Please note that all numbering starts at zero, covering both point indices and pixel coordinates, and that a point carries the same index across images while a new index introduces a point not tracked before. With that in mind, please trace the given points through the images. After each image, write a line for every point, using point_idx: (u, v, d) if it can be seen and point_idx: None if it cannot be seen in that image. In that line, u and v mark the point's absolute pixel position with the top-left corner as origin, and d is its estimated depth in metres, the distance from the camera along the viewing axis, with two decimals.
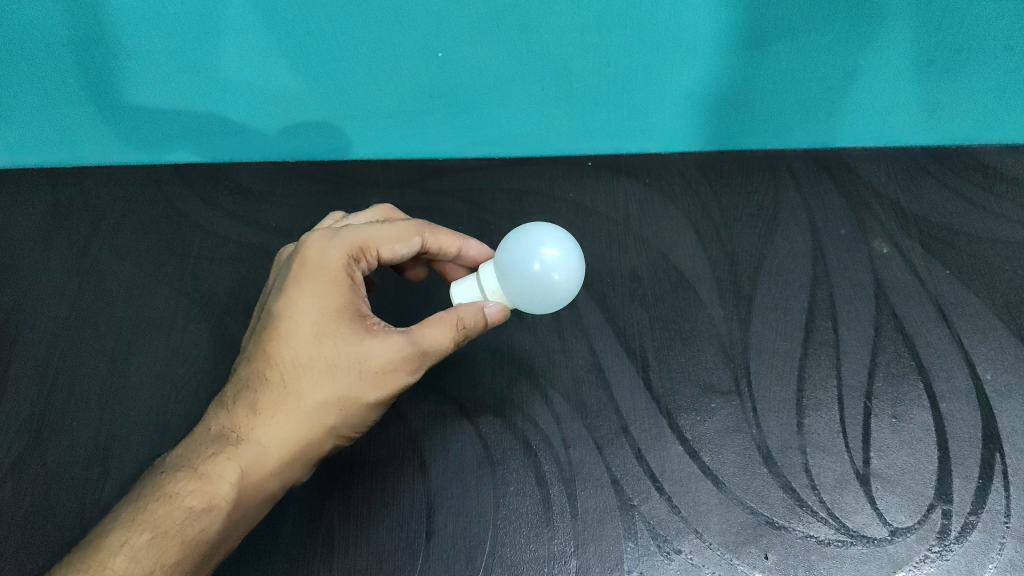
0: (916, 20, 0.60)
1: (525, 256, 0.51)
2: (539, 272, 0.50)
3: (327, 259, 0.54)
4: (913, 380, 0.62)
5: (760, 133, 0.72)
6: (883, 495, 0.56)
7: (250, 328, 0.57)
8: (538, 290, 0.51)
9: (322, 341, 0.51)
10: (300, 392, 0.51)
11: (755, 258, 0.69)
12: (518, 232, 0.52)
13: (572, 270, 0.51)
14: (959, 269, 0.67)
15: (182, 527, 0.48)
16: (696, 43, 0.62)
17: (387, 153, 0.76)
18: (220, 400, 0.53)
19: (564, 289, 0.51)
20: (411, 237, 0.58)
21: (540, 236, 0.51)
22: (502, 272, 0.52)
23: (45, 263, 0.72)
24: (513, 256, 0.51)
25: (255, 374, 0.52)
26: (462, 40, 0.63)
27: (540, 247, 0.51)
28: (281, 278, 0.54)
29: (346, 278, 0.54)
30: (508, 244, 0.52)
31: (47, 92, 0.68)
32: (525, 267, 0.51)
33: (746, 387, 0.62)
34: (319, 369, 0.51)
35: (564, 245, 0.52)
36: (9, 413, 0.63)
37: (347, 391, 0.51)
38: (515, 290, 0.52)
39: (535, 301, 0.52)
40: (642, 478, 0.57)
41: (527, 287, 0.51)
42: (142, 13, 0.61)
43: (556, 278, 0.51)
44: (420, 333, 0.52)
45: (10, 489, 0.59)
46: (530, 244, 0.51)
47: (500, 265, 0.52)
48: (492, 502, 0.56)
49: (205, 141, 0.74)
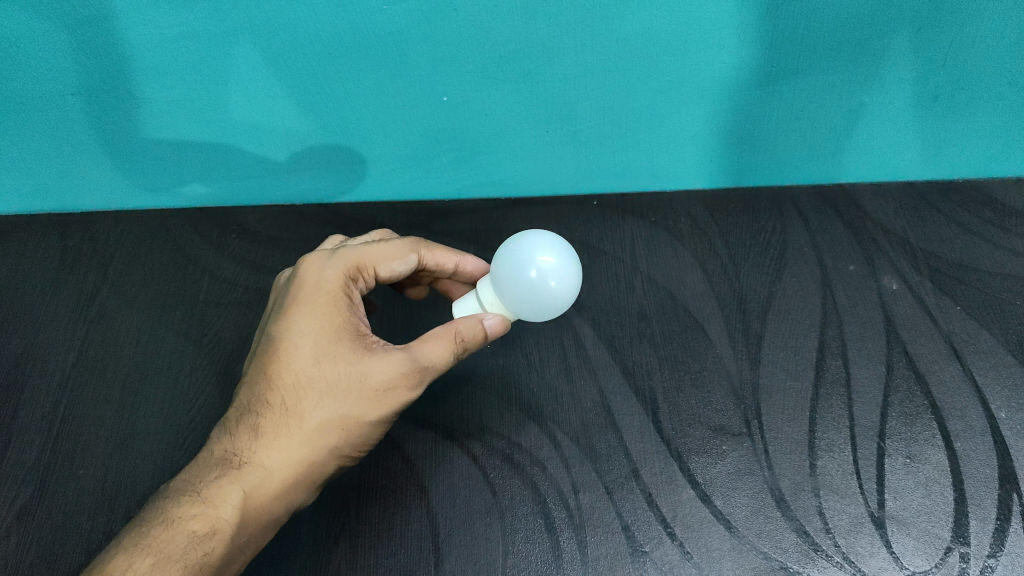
0: (919, 58, 0.61)
1: (520, 264, 0.50)
2: (535, 279, 0.50)
3: (324, 280, 0.54)
4: (927, 420, 0.61)
5: (766, 171, 0.72)
6: (899, 538, 0.55)
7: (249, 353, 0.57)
8: (534, 298, 0.51)
9: (321, 363, 0.52)
10: (301, 413, 0.51)
11: (764, 296, 0.69)
12: (514, 240, 0.51)
13: (569, 276, 0.51)
14: (971, 306, 0.67)
15: (185, 551, 0.47)
16: (699, 82, 0.63)
17: (395, 195, 0.77)
18: (222, 424, 0.53)
19: (561, 296, 0.51)
20: (408, 254, 0.58)
21: (536, 243, 0.50)
22: (498, 280, 0.52)
23: (53, 308, 0.73)
24: (509, 265, 0.51)
25: (257, 398, 0.52)
26: (466, 86, 0.64)
27: (535, 253, 0.50)
28: (280, 301, 0.55)
29: (344, 299, 0.54)
30: (503, 252, 0.52)
31: (56, 140, 0.69)
32: (520, 275, 0.50)
33: (758, 429, 0.61)
34: (320, 390, 0.51)
35: (559, 250, 0.51)
36: (16, 462, 0.63)
37: (347, 410, 0.51)
38: (510, 298, 0.52)
39: (533, 308, 0.52)
40: (652, 523, 0.57)
41: (523, 295, 0.51)
42: (154, 67, 0.62)
43: (554, 284, 0.50)
44: (419, 349, 0.52)
45: (15, 540, 0.59)
46: (526, 250, 0.50)
47: (496, 274, 0.52)
48: (501, 549, 0.56)
49: (214, 185, 0.75)
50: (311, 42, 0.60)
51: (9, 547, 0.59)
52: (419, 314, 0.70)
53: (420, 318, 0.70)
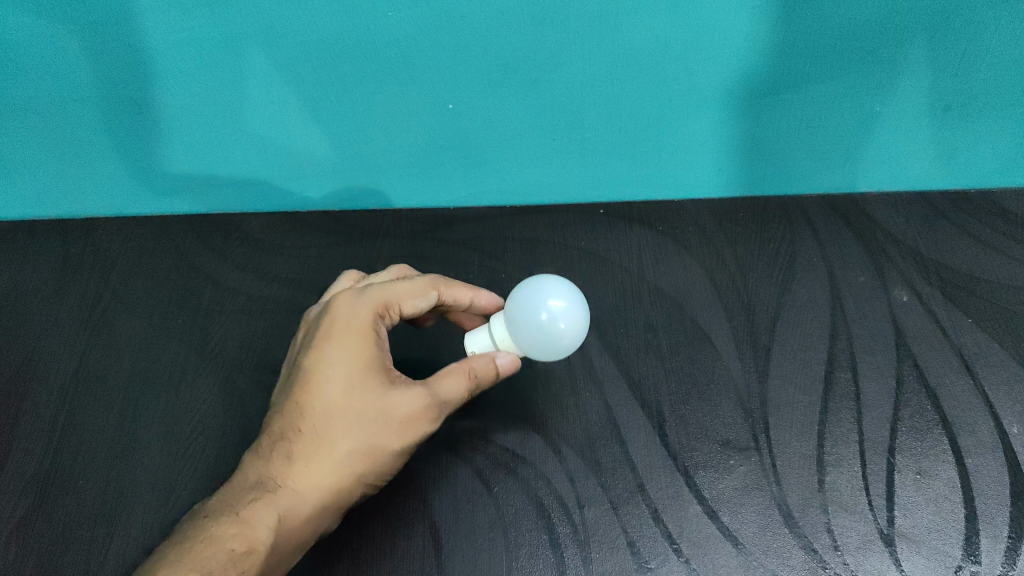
0: (933, 67, 0.60)
1: (530, 307, 0.51)
2: (546, 320, 0.50)
3: (355, 316, 0.54)
4: (937, 435, 0.60)
5: (774, 180, 0.72)
6: (908, 556, 0.54)
7: (275, 385, 0.57)
8: (545, 341, 0.51)
9: (351, 393, 0.52)
10: (332, 441, 0.51)
11: (772, 307, 0.68)
12: (527, 283, 0.52)
13: (578, 319, 0.51)
14: (982, 318, 0.66)
15: (224, 569, 0.46)
16: (704, 93, 0.63)
17: (399, 202, 0.76)
18: (252, 450, 0.52)
19: (571, 338, 0.51)
20: (429, 292, 0.57)
21: (547, 287, 0.51)
22: (510, 322, 0.52)
23: (56, 315, 0.72)
24: (521, 306, 0.51)
25: (290, 426, 0.51)
26: (471, 95, 0.64)
27: (546, 296, 0.51)
28: (310, 336, 0.55)
29: (373, 334, 0.54)
30: (515, 296, 0.52)
31: (59, 144, 0.69)
32: (531, 318, 0.51)
33: (765, 443, 0.60)
34: (350, 419, 0.51)
35: (569, 294, 0.51)
36: (16, 471, 0.62)
37: (375, 440, 0.51)
38: (523, 342, 0.52)
39: (544, 350, 0.52)
40: (658, 539, 0.56)
41: (535, 336, 0.51)
42: (163, 70, 0.62)
43: (564, 326, 0.50)
44: (440, 384, 0.53)
45: (14, 549, 0.58)
46: (537, 293, 0.51)
47: (509, 315, 0.52)
48: (505, 564, 0.55)
49: (217, 194, 0.75)
50: (319, 46, 0.60)
51: (7, 557, 0.58)
52: None
53: (424, 327, 0.69)
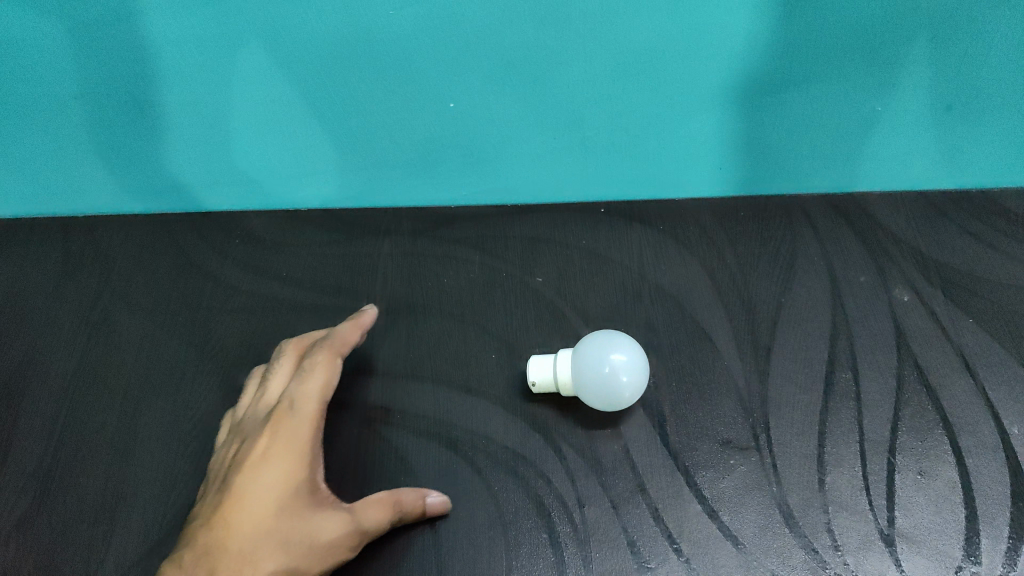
0: (935, 64, 0.61)
1: (596, 360, 0.58)
2: (608, 374, 0.57)
3: (300, 430, 0.57)
4: (938, 435, 0.60)
5: (774, 179, 0.72)
6: (908, 556, 0.54)
7: (199, 499, 0.58)
8: (606, 392, 0.57)
9: (278, 513, 0.53)
10: (256, 562, 0.51)
11: (772, 307, 0.68)
12: (595, 340, 0.59)
13: (638, 375, 0.58)
14: (983, 318, 0.66)
15: None
16: (703, 93, 0.64)
17: (399, 200, 0.76)
18: (175, 560, 0.53)
19: (629, 391, 0.58)
20: (332, 365, 0.61)
21: (613, 345, 0.58)
22: (575, 370, 0.59)
23: (56, 314, 0.72)
24: (587, 358, 0.58)
25: (217, 542, 0.53)
26: (473, 92, 0.64)
27: (612, 353, 0.57)
28: (243, 452, 0.57)
29: (307, 452, 0.57)
30: (581, 349, 0.59)
31: (58, 143, 0.69)
32: (595, 369, 0.58)
33: (766, 443, 0.60)
34: (275, 540, 0.52)
35: (631, 353, 0.58)
36: (17, 469, 0.62)
37: (298, 561, 0.52)
38: (584, 388, 0.58)
39: (604, 400, 0.58)
40: (658, 539, 0.56)
41: (598, 386, 0.58)
42: (172, 69, 0.63)
43: (624, 380, 0.57)
44: (362, 510, 0.54)
45: (14, 549, 0.58)
46: (603, 349, 0.58)
47: (576, 366, 0.59)
48: (505, 563, 0.55)
49: (217, 193, 0.75)
50: (329, 44, 0.61)
51: (8, 555, 0.58)
52: (423, 322, 0.69)
53: (424, 326, 0.69)
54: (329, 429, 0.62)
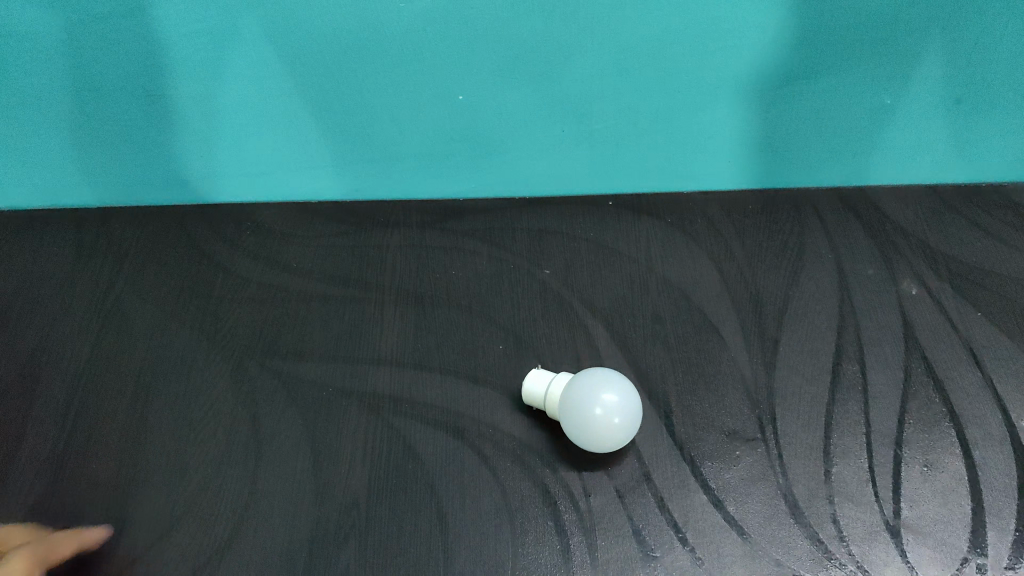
0: (944, 58, 0.61)
1: (587, 401, 0.55)
2: (600, 416, 0.55)
3: None
4: (946, 428, 0.59)
5: (781, 171, 0.72)
6: (914, 547, 0.52)
7: None
8: (596, 434, 0.55)
9: None
10: None
11: (780, 299, 0.68)
12: (583, 379, 0.57)
13: (631, 415, 0.56)
14: (991, 311, 0.65)
15: None
16: (710, 86, 0.64)
17: (408, 193, 0.77)
18: None
19: (621, 434, 0.56)
20: None
21: (603, 384, 0.56)
22: (565, 409, 0.57)
23: (70, 303, 0.73)
24: (577, 399, 0.56)
25: None
26: (482, 85, 0.65)
27: (603, 393, 0.55)
28: None
29: None
30: (572, 388, 0.57)
31: (73, 135, 0.71)
32: (586, 411, 0.55)
33: (772, 434, 0.59)
34: None
35: (623, 393, 0.56)
36: (28, 453, 0.63)
37: None
38: (574, 429, 0.56)
39: (595, 442, 0.56)
40: (663, 528, 0.55)
41: (589, 428, 0.55)
42: (187, 61, 0.64)
43: (617, 421, 0.55)
44: None
45: (28, 531, 0.58)
46: (593, 390, 0.56)
47: (565, 405, 0.57)
48: (510, 550, 0.54)
49: (229, 184, 0.76)
50: (340, 35, 0.62)
51: (21, 539, 0.57)
52: (431, 313, 0.70)
53: (432, 316, 0.69)
54: (338, 417, 0.63)
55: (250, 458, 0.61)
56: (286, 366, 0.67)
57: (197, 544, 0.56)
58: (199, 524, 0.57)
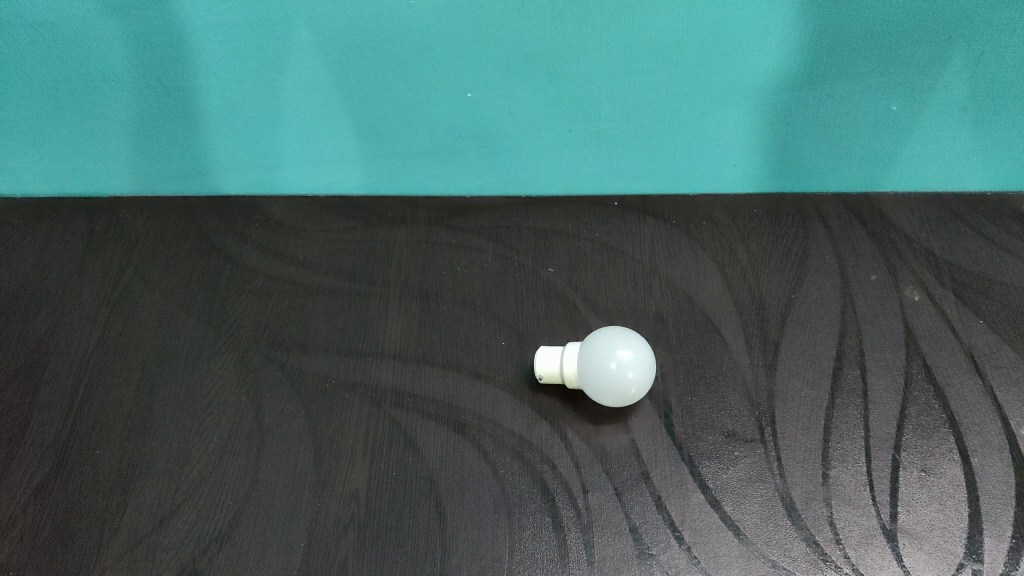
0: (952, 66, 0.62)
1: (603, 356, 0.58)
2: (616, 370, 0.57)
3: None
4: (944, 434, 0.59)
5: (787, 175, 0.73)
6: (910, 552, 0.53)
7: None
8: (614, 386, 0.58)
9: None
10: None
11: (783, 302, 0.68)
12: (598, 336, 0.59)
13: (645, 369, 0.58)
14: (993, 320, 0.65)
15: None
16: (717, 88, 0.64)
17: (416, 189, 0.77)
18: None
19: (637, 386, 0.58)
20: None
21: (617, 340, 0.58)
22: (581, 366, 0.59)
23: (79, 291, 0.74)
24: (592, 355, 0.58)
25: None
26: (491, 83, 0.65)
27: (617, 348, 0.58)
28: None
29: None
30: (587, 344, 0.59)
31: (87, 124, 0.71)
32: (602, 365, 0.58)
33: (771, 436, 0.60)
34: None
35: (637, 347, 0.58)
36: (34, 438, 0.63)
37: None
38: (591, 383, 0.59)
39: (612, 395, 0.58)
40: (661, 526, 0.55)
41: (605, 382, 0.58)
42: (200, 53, 0.65)
43: (632, 375, 0.57)
44: None
45: (32, 515, 0.58)
46: (608, 346, 0.58)
47: (581, 362, 0.59)
48: (508, 545, 0.55)
49: (239, 177, 0.77)
50: (353, 30, 0.62)
51: (25, 523, 0.58)
52: (435, 308, 0.70)
53: (436, 311, 0.70)
54: (340, 410, 0.63)
55: (251, 448, 0.61)
56: (291, 358, 0.67)
57: (198, 533, 0.57)
58: (200, 513, 0.58)
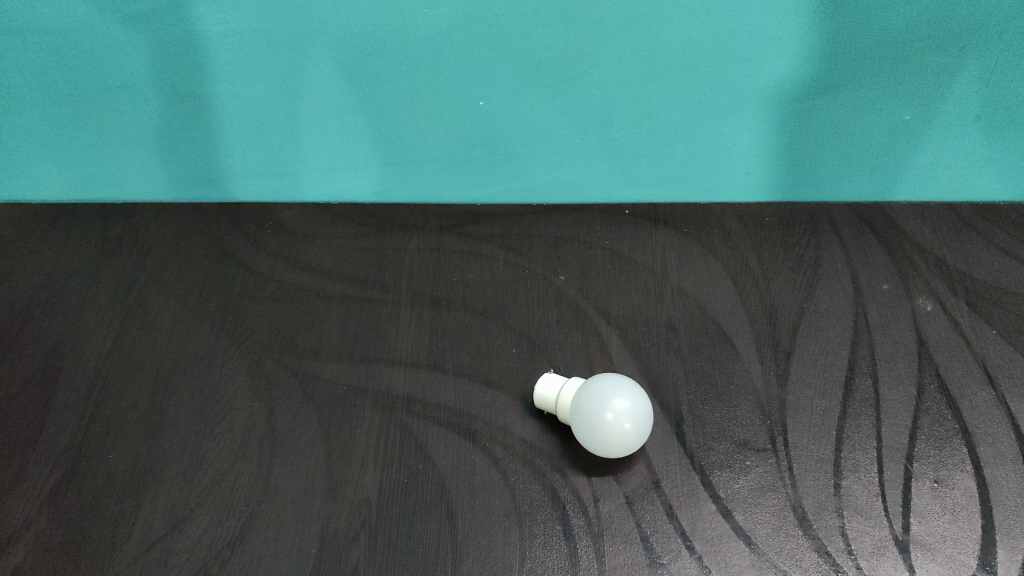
0: (965, 76, 0.62)
1: (599, 406, 0.56)
2: (611, 420, 0.55)
3: None
4: (957, 445, 0.58)
5: (798, 183, 0.73)
6: (923, 563, 0.52)
7: None
8: (609, 438, 0.55)
9: None
10: None
11: (795, 312, 0.68)
12: (595, 385, 0.57)
13: (642, 421, 0.56)
14: (1007, 330, 0.65)
15: None
16: (729, 97, 0.65)
17: (429, 196, 0.78)
18: None
19: (633, 438, 0.56)
20: None
21: (615, 389, 0.56)
22: (577, 415, 0.57)
23: (94, 296, 0.74)
24: (588, 404, 0.56)
25: None
26: (503, 91, 0.66)
27: (614, 398, 0.56)
28: None
29: None
30: (584, 392, 0.57)
31: (103, 131, 0.72)
32: (598, 415, 0.56)
33: (783, 446, 0.59)
34: None
35: (635, 398, 0.56)
36: (49, 441, 0.64)
37: None
38: (586, 433, 0.56)
39: (606, 447, 0.56)
40: (671, 536, 0.55)
41: (600, 432, 0.56)
42: (214, 60, 0.65)
43: (628, 426, 0.55)
44: None
45: (45, 516, 0.59)
46: (605, 395, 0.56)
47: (577, 410, 0.57)
48: (518, 552, 0.54)
49: (253, 182, 0.77)
50: (366, 39, 0.63)
51: (39, 524, 0.58)
52: (446, 315, 0.70)
53: (448, 317, 0.70)
54: (352, 416, 0.64)
55: (263, 454, 0.62)
56: (303, 364, 0.68)
57: (210, 537, 0.57)
58: (213, 517, 0.58)
